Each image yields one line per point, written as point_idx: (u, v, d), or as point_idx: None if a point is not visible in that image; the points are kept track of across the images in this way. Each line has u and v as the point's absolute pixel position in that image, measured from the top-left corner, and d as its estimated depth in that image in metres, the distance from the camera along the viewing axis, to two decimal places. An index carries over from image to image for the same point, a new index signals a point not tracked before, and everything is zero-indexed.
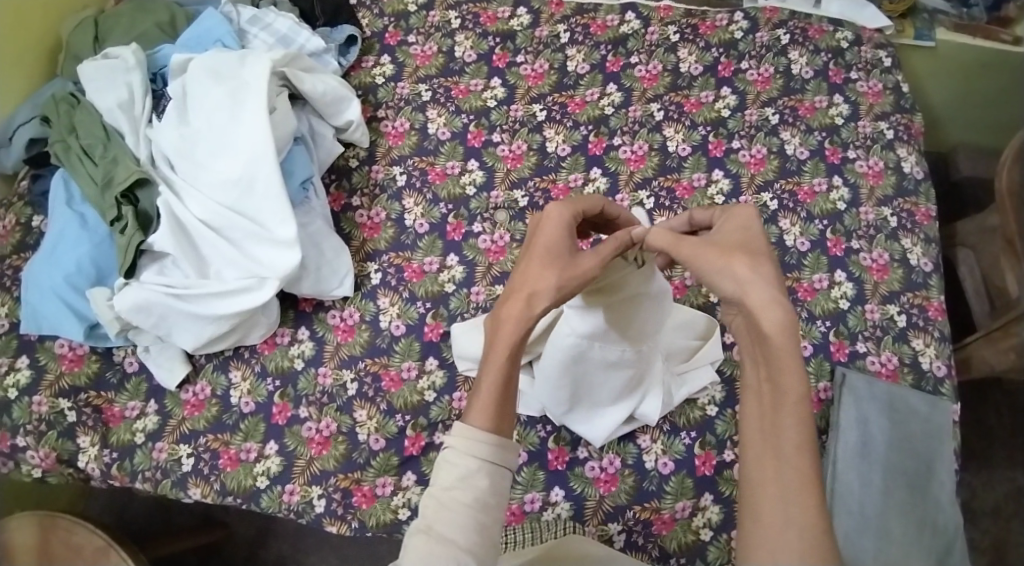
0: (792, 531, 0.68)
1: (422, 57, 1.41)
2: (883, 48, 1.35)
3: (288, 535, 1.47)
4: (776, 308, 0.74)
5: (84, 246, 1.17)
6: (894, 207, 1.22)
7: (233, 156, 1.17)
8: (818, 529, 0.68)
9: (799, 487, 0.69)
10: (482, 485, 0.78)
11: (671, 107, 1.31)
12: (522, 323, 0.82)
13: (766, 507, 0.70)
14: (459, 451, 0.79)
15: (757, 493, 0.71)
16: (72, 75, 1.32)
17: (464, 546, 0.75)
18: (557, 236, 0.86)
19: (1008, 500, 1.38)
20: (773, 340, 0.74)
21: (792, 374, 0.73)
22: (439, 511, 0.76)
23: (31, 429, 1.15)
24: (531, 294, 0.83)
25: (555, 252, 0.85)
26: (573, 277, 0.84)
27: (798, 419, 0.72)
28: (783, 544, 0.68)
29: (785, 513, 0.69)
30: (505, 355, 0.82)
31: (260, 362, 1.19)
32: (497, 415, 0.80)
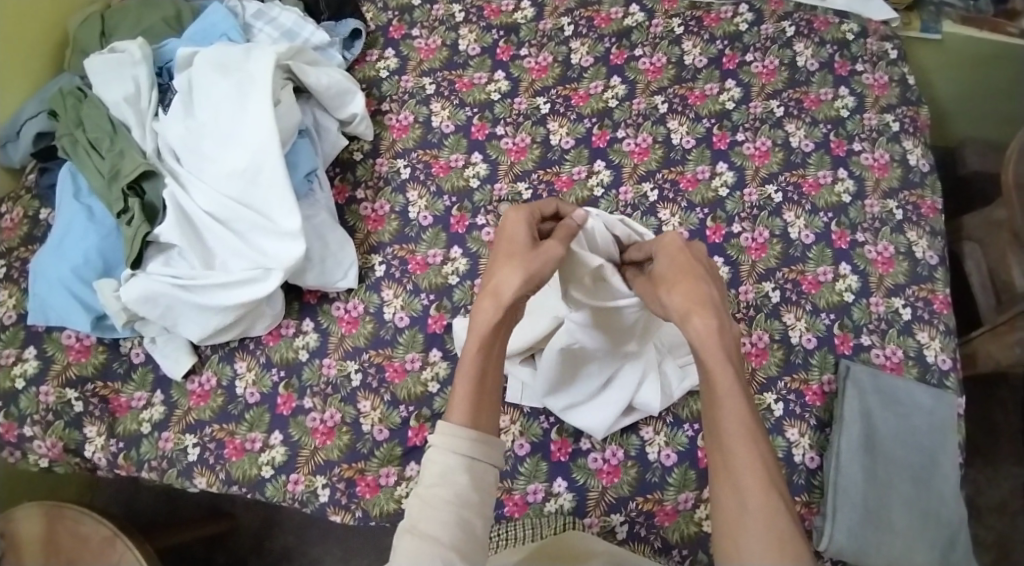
0: (754, 526, 0.74)
1: (426, 50, 1.41)
2: (889, 40, 1.34)
3: (293, 526, 1.48)
4: (706, 318, 0.84)
5: (92, 238, 1.18)
6: (900, 200, 1.21)
7: (238, 149, 1.18)
8: (775, 518, 0.74)
9: (755, 482, 0.75)
10: (463, 481, 0.78)
11: (676, 100, 1.31)
12: (497, 312, 0.87)
13: (728, 509, 0.76)
14: (440, 449, 0.80)
15: (716, 502, 0.77)
16: (79, 70, 1.33)
17: (450, 543, 0.75)
18: (513, 232, 0.94)
19: (1014, 497, 1.38)
20: (704, 348, 0.82)
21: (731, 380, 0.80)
22: (422, 509, 0.77)
23: (37, 419, 1.16)
24: (498, 287, 0.89)
25: (518, 246, 0.93)
26: (531, 261, 0.90)
27: (741, 419, 0.79)
28: (749, 541, 0.73)
29: (746, 510, 0.75)
30: (478, 347, 0.87)
31: (265, 353, 1.20)
32: (471, 410, 0.83)
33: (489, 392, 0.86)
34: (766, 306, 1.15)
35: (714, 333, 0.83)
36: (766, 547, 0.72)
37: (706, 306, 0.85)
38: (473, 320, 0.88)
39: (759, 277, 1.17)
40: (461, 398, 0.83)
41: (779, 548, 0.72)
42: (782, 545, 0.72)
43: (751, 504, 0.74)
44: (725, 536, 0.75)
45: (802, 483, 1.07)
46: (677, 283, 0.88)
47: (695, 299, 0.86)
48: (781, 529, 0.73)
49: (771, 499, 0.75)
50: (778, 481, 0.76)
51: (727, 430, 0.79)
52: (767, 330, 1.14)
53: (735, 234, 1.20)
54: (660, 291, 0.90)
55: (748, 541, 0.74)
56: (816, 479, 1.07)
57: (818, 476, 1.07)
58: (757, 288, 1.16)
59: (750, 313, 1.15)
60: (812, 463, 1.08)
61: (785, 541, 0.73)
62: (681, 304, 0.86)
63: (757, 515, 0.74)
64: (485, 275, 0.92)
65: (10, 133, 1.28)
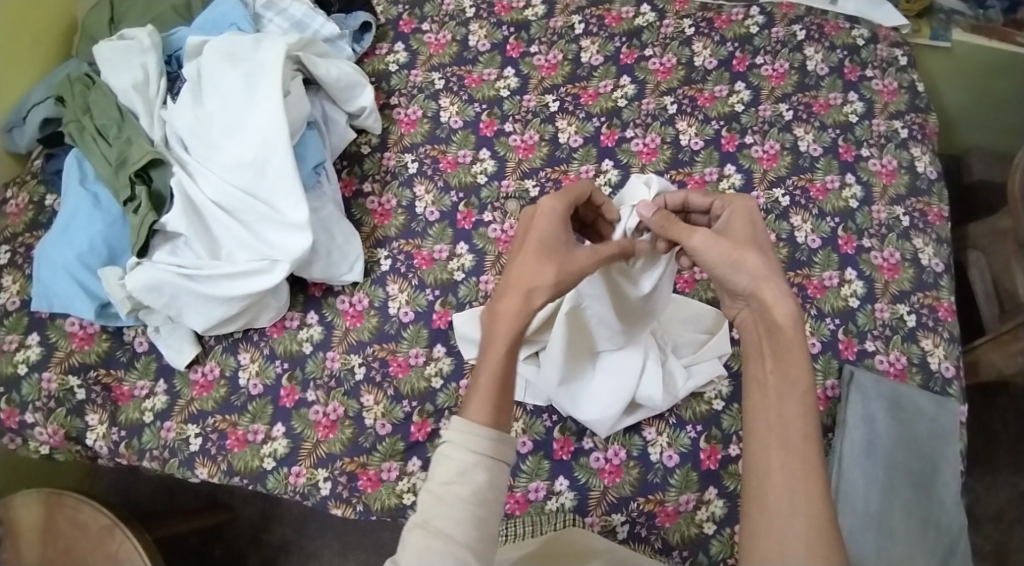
0: (799, 526, 0.72)
1: (435, 45, 1.41)
2: (899, 47, 1.34)
3: (291, 520, 1.48)
4: (785, 300, 0.82)
5: (97, 225, 1.17)
6: (906, 206, 1.22)
7: (247, 139, 1.18)
8: (820, 516, 0.72)
9: (804, 477, 0.74)
10: (480, 479, 0.78)
11: (685, 101, 1.31)
12: (526, 314, 0.86)
13: (773, 503, 0.73)
14: (458, 446, 0.79)
15: (761, 487, 0.75)
16: (87, 56, 1.32)
17: (463, 541, 0.76)
18: (549, 227, 0.90)
19: (1011, 506, 1.38)
20: (783, 329, 0.81)
21: (797, 364, 0.79)
22: (437, 506, 0.77)
23: (39, 406, 1.16)
24: (530, 288, 0.87)
25: (548, 245, 0.89)
26: (567, 268, 0.88)
27: (804, 411, 0.77)
28: (791, 541, 0.71)
29: (793, 508, 0.72)
30: (505, 348, 0.84)
31: (269, 345, 1.20)
32: (496, 410, 0.81)
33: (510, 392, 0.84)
34: None
35: (794, 317, 0.81)
36: (809, 551, 0.70)
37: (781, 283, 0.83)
38: (501, 322, 0.85)
39: None
40: (486, 398, 0.81)
41: (821, 549, 0.70)
42: (827, 552, 0.70)
43: (800, 505, 0.72)
44: (767, 529, 0.73)
45: None
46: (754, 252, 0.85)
47: (764, 277, 0.83)
48: (827, 534, 0.71)
49: (820, 503, 0.73)
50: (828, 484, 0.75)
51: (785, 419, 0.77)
52: None
53: None
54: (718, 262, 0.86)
55: (789, 540, 0.72)
56: None
57: None
58: None
59: None
60: None
61: (831, 549, 0.71)
62: (757, 275, 0.83)
63: (805, 516, 0.72)
64: (511, 273, 0.89)
65: (16, 118, 1.27)
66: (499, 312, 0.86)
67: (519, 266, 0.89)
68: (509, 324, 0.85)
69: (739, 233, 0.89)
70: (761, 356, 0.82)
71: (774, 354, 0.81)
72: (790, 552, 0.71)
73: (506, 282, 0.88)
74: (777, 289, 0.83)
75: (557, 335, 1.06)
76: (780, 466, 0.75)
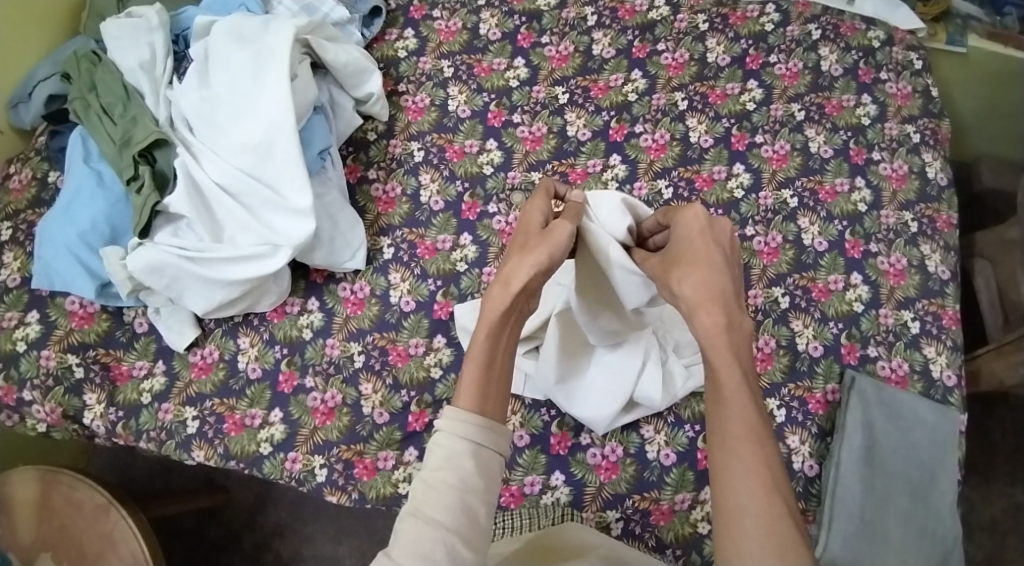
0: (750, 523, 0.72)
1: (446, 32, 1.39)
2: (915, 50, 1.33)
3: (286, 503, 1.48)
4: (716, 312, 0.83)
5: (99, 204, 1.17)
6: (916, 212, 1.20)
7: (252, 122, 1.17)
8: (775, 517, 0.72)
9: (757, 481, 0.74)
10: (469, 466, 0.77)
11: (696, 98, 1.30)
12: (505, 297, 0.87)
13: (727, 506, 0.74)
14: (447, 433, 0.79)
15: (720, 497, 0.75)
16: (94, 33, 1.31)
17: (451, 527, 0.75)
18: (536, 220, 0.96)
19: (1006, 516, 1.38)
20: (710, 344, 0.81)
21: (729, 371, 0.80)
22: (427, 493, 0.76)
23: (37, 383, 1.16)
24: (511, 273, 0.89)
25: (531, 234, 0.94)
26: (543, 246, 0.90)
27: (747, 418, 0.77)
28: (745, 540, 0.71)
29: (745, 507, 0.73)
30: (485, 332, 0.86)
31: (269, 330, 1.20)
32: (481, 393, 0.82)
33: (500, 373, 0.85)
34: (774, 311, 1.15)
35: (723, 329, 0.82)
36: (763, 549, 0.70)
37: (717, 300, 0.84)
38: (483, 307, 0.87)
39: (770, 282, 1.16)
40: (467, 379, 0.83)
41: (777, 551, 0.70)
42: (782, 550, 0.70)
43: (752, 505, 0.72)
44: (724, 534, 0.73)
45: (800, 491, 1.07)
46: (690, 270, 0.87)
47: (706, 291, 0.84)
48: (781, 530, 0.71)
49: (773, 504, 0.73)
50: (780, 480, 0.75)
51: (732, 430, 0.77)
52: (774, 336, 1.14)
53: (748, 237, 1.20)
54: (673, 279, 0.88)
55: (747, 544, 0.71)
56: (814, 487, 1.07)
57: (816, 484, 1.07)
58: (767, 292, 1.16)
59: (758, 317, 1.15)
60: (810, 471, 1.08)
61: (784, 545, 0.70)
62: (694, 296, 0.84)
63: (760, 519, 0.72)
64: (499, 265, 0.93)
65: (22, 94, 1.27)
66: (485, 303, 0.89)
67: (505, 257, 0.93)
68: (489, 308, 0.87)
69: (681, 242, 0.91)
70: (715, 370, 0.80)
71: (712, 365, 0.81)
72: (745, 552, 0.71)
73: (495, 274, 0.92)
74: (713, 308, 0.83)
75: (551, 333, 1.08)
76: (734, 474, 0.74)
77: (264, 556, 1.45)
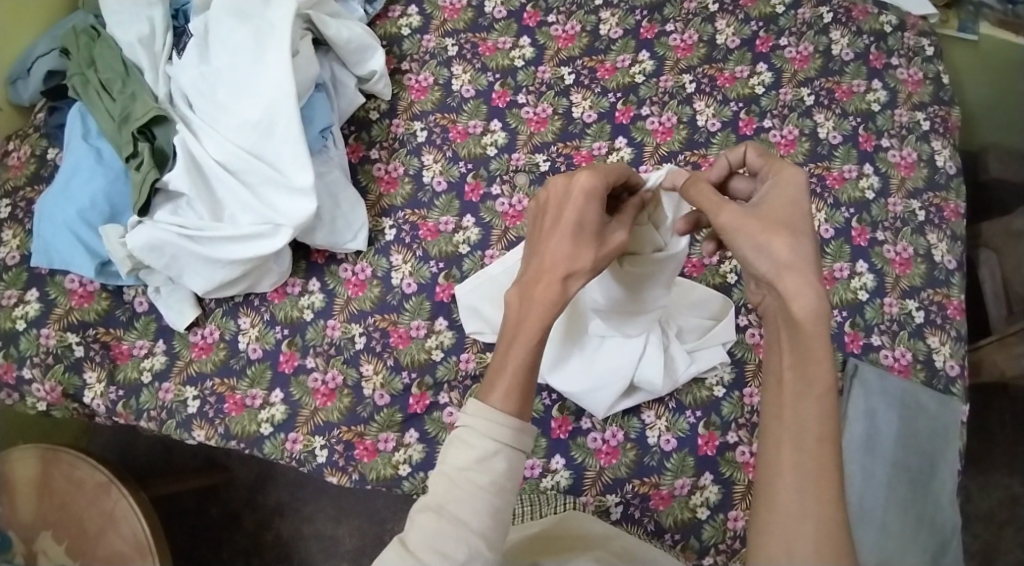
0: (808, 527, 0.66)
1: (450, 10, 1.37)
2: (927, 36, 1.31)
3: (286, 483, 1.49)
4: (808, 290, 0.71)
5: (98, 181, 1.16)
6: (924, 201, 1.19)
7: (254, 98, 1.15)
8: (832, 520, 0.66)
9: (818, 478, 0.67)
10: (500, 468, 0.74)
11: (704, 80, 1.28)
12: (557, 304, 0.79)
13: (782, 500, 0.67)
14: (479, 433, 0.74)
15: (770, 488, 0.68)
16: (93, 8, 1.29)
17: (478, 529, 0.72)
18: (588, 209, 0.82)
19: (1002, 506, 1.39)
20: (804, 328, 0.70)
21: (817, 360, 0.70)
22: (451, 490, 0.73)
23: (37, 361, 1.15)
24: (567, 276, 0.80)
25: (587, 230, 0.82)
26: (604, 255, 0.82)
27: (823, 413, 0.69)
28: (798, 539, 0.66)
29: (802, 509, 0.66)
30: (536, 338, 0.78)
31: (269, 310, 1.19)
32: (523, 401, 0.77)
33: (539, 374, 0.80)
34: None
35: (814, 314, 0.70)
36: (818, 554, 0.65)
37: (803, 272, 0.72)
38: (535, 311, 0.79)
39: None
40: (512, 384, 0.77)
41: (827, 555, 0.65)
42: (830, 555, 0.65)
43: (809, 502, 0.66)
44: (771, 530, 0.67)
45: None
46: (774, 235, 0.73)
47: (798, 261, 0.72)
48: (839, 536, 0.65)
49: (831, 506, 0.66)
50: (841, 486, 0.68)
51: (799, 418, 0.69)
52: None
53: None
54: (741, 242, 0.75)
55: (796, 544, 0.66)
56: None
57: None
58: None
59: None
60: None
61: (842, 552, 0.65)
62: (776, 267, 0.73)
63: (816, 517, 0.66)
64: (544, 256, 0.81)
65: (21, 70, 1.25)
66: (534, 299, 0.80)
67: (553, 249, 0.81)
68: (541, 312, 0.79)
69: (773, 205, 0.76)
70: (780, 351, 0.73)
71: (793, 351, 0.71)
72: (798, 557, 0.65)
73: (542, 266, 0.81)
74: (802, 281, 0.71)
75: (554, 318, 1.09)
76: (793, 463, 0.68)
77: (265, 535, 1.45)
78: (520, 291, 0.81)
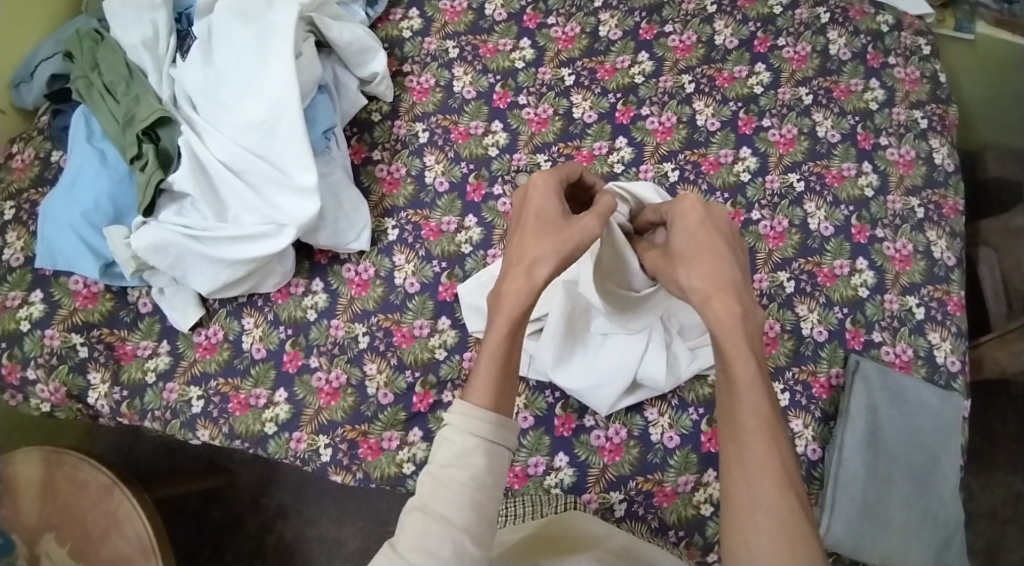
0: (761, 517, 0.71)
1: (451, 13, 1.38)
2: (923, 35, 1.32)
3: (289, 485, 1.49)
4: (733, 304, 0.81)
5: (103, 183, 1.17)
6: (922, 198, 1.20)
7: (258, 100, 1.16)
8: (789, 511, 0.71)
9: (770, 474, 0.73)
10: (480, 463, 0.75)
11: (703, 80, 1.29)
12: (526, 293, 0.83)
13: (741, 499, 0.72)
14: (458, 429, 0.77)
15: (728, 490, 0.74)
16: (96, 12, 1.30)
17: (461, 524, 0.72)
18: (550, 204, 0.89)
19: (1004, 505, 1.39)
20: (726, 336, 0.80)
21: (743, 363, 0.79)
22: (436, 488, 0.74)
23: (41, 362, 1.16)
24: (530, 265, 0.85)
25: (548, 222, 0.88)
26: (565, 240, 0.85)
27: (760, 412, 0.76)
28: (758, 534, 0.70)
29: (755, 500, 0.72)
30: (506, 331, 0.82)
31: (273, 310, 1.20)
32: (499, 393, 0.79)
33: (515, 367, 0.83)
34: (779, 295, 1.15)
35: (738, 321, 0.81)
36: (773, 543, 0.70)
37: (728, 291, 0.82)
38: (500, 303, 0.83)
39: (775, 267, 1.16)
40: (486, 381, 0.80)
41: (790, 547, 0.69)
42: (793, 544, 0.69)
43: (764, 497, 0.71)
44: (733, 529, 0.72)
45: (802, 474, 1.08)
46: (696, 262, 0.86)
47: (715, 281, 0.83)
48: (794, 525, 0.70)
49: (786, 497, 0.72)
50: (792, 477, 0.73)
51: (743, 421, 0.76)
52: (779, 320, 1.14)
53: (754, 221, 1.19)
54: (680, 272, 0.87)
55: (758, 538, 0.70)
56: (816, 470, 1.07)
57: (818, 468, 1.08)
58: (772, 277, 1.16)
59: (763, 302, 1.15)
60: (813, 455, 1.08)
61: (795, 541, 0.70)
62: (703, 286, 0.84)
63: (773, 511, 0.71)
64: (511, 251, 0.88)
65: (24, 74, 1.26)
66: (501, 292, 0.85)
67: (518, 244, 0.88)
68: (509, 305, 0.83)
69: (685, 237, 0.89)
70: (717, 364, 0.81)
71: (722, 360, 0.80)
72: (753, 548, 0.70)
73: (508, 260, 0.87)
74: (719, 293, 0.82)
75: (555, 319, 1.10)
76: (743, 464, 0.74)
77: (268, 537, 1.45)
78: (496, 290, 0.85)
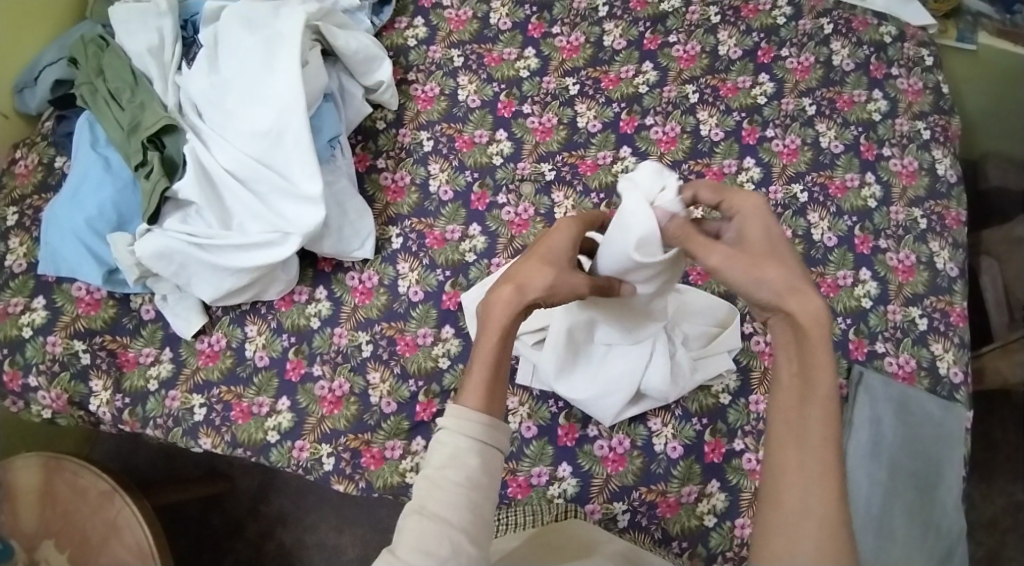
0: (812, 530, 0.69)
1: (456, 21, 1.39)
2: (926, 47, 1.33)
3: (289, 492, 1.48)
4: (814, 305, 0.75)
5: (107, 190, 1.16)
6: (925, 209, 1.21)
7: (264, 108, 1.16)
8: (836, 523, 0.69)
9: (826, 482, 0.70)
10: (473, 463, 0.74)
11: (707, 90, 1.30)
12: (514, 303, 0.81)
13: (790, 502, 0.71)
14: (452, 431, 0.75)
15: (777, 491, 0.72)
16: (101, 18, 1.30)
17: (457, 524, 0.72)
18: (561, 245, 0.86)
19: (1006, 514, 1.40)
20: (809, 335, 0.75)
21: (823, 370, 0.74)
22: (432, 490, 0.73)
23: (43, 369, 1.15)
24: (522, 284, 0.82)
25: (554, 258, 0.85)
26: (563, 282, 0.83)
27: (828, 421, 0.73)
28: (803, 541, 0.69)
29: (806, 510, 0.70)
30: (496, 338, 0.80)
31: (276, 318, 1.19)
32: (490, 394, 0.77)
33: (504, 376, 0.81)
34: None
35: (821, 329, 0.75)
36: (819, 553, 0.68)
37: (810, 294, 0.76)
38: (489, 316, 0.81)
39: None
40: (477, 386, 0.78)
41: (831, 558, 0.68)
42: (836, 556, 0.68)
43: (812, 504, 0.70)
44: (778, 529, 0.70)
45: None
46: (770, 263, 0.77)
47: (796, 287, 0.76)
48: (839, 538, 0.69)
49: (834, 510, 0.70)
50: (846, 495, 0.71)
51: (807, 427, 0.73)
52: None
53: None
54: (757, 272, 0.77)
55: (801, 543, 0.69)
56: None
57: None
58: None
59: None
60: None
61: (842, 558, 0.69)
62: (783, 287, 0.76)
63: (818, 519, 0.69)
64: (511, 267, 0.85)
65: (28, 79, 1.26)
66: (492, 307, 0.82)
67: (519, 266, 0.84)
68: (497, 312, 0.81)
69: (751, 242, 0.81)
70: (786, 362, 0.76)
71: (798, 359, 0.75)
72: (800, 553, 0.69)
73: (505, 273, 0.85)
74: (805, 295, 0.76)
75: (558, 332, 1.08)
76: (798, 468, 0.71)
77: (267, 545, 1.45)
78: (484, 299, 0.82)
